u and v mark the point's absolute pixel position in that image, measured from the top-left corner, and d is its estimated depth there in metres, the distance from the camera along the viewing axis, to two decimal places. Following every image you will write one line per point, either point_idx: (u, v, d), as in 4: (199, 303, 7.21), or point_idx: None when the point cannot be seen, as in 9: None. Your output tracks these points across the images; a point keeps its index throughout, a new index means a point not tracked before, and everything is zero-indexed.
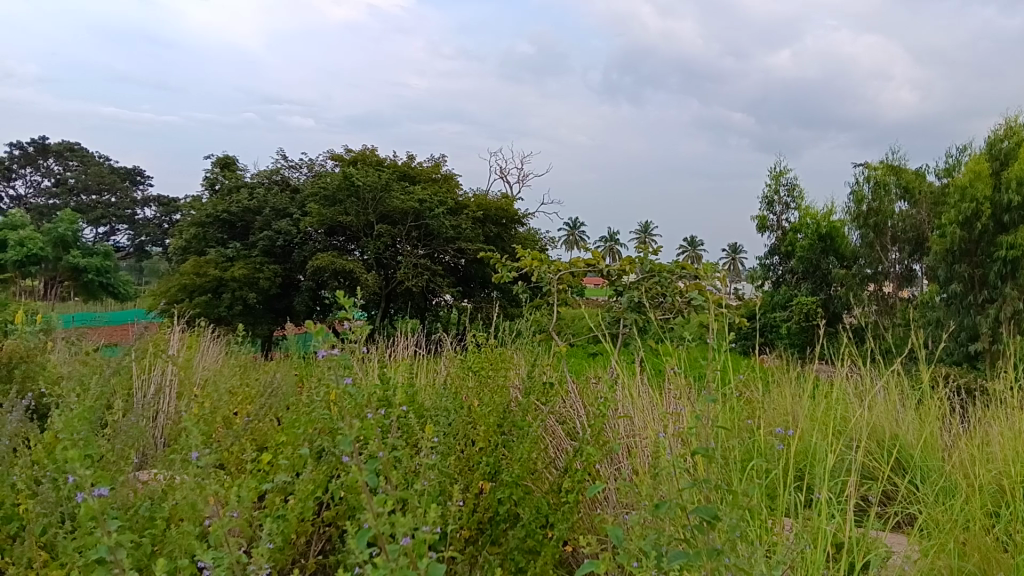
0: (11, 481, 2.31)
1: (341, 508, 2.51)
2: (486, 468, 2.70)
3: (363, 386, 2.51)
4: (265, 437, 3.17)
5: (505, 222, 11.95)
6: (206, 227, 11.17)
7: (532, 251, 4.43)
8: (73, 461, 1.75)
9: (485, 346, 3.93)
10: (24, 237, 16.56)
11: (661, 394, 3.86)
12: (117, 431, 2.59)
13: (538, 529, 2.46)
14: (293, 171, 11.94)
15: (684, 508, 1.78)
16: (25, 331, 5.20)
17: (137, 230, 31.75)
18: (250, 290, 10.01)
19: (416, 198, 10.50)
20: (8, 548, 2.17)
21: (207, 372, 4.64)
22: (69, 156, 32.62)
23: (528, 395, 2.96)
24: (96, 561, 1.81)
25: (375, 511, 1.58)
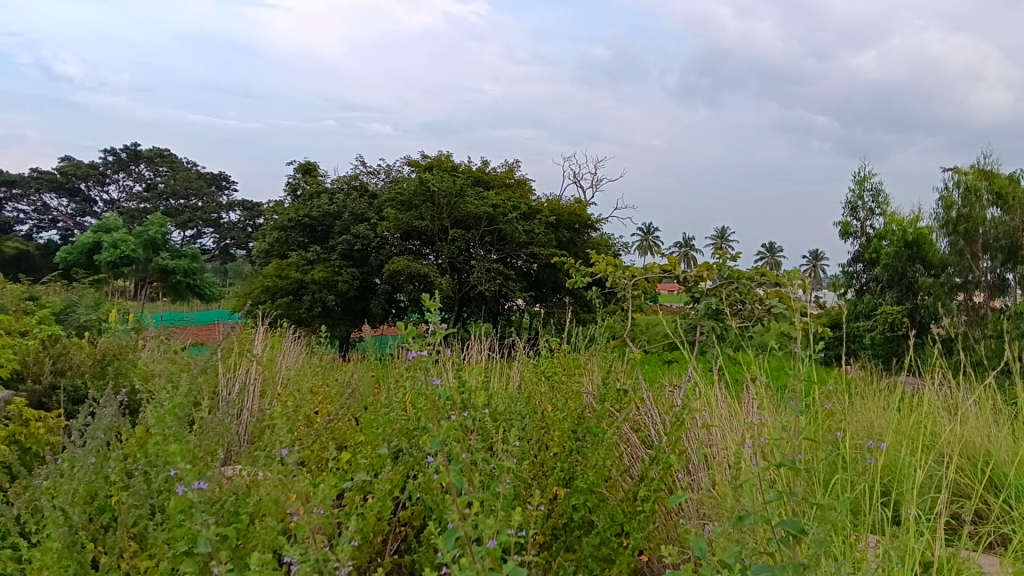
0: (104, 472, 2.41)
1: (417, 508, 2.54)
2: (561, 473, 2.68)
3: (445, 390, 2.55)
4: (345, 437, 3.23)
5: (578, 226, 11.91)
6: (288, 231, 11.45)
7: (606, 256, 4.32)
8: (172, 453, 1.84)
9: (558, 350, 3.92)
10: (117, 239, 17.17)
11: (740, 403, 3.77)
12: (207, 427, 2.68)
13: (613, 536, 2.45)
14: (371, 176, 12.15)
15: (769, 520, 1.74)
16: (118, 329, 5.45)
17: (222, 234, 32.84)
18: (329, 292, 10.21)
19: (490, 203, 10.53)
20: (101, 537, 2.26)
21: (290, 371, 4.75)
22: (160, 161, 33.92)
23: (603, 400, 2.94)
24: (185, 554, 1.87)
25: (462, 509, 1.61)
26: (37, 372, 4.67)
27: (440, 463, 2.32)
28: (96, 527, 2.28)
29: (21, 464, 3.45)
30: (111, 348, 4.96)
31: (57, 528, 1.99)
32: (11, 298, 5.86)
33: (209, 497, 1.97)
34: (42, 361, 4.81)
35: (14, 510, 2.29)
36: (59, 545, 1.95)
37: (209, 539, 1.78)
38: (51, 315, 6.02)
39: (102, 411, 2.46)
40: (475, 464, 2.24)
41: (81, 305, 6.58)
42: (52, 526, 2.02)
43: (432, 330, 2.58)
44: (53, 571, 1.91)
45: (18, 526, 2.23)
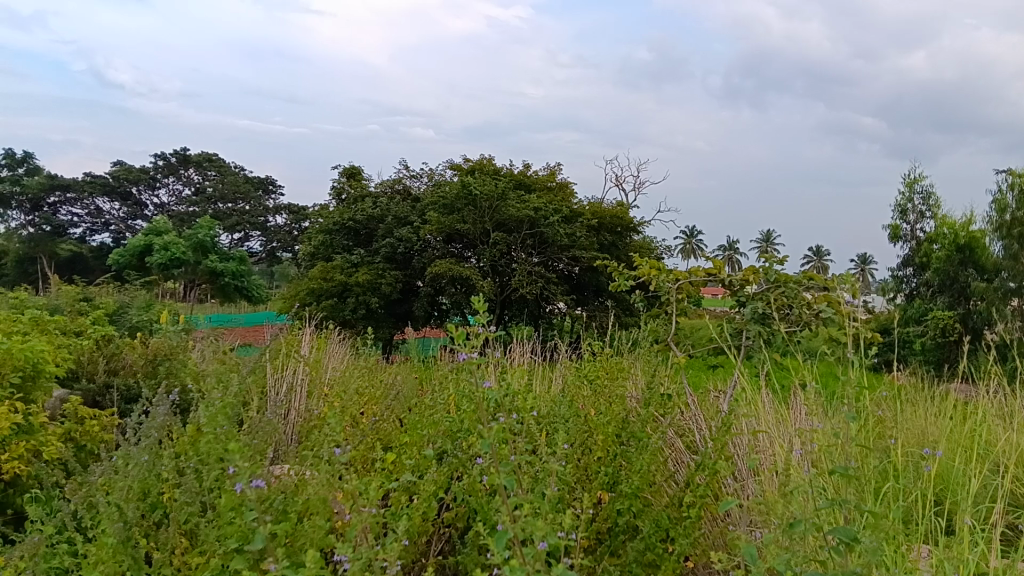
0: (158, 470, 2.47)
1: (462, 510, 2.55)
2: (606, 477, 2.68)
3: (491, 392, 2.56)
4: (390, 438, 3.25)
5: (621, 230, 11.85)
6: (333, 234, 11.55)
7: (650, 259, 4.25)
8: (229, 451, 1.89)
9: (602, 355, 3.90)
10: (167, 242, 17.41)
11: (787, 410, 3.72)
12: (256, 427, 2.72)
13: (658, 542, 2.43)
14: (414, 180, 12.23)
15: (821, 528, 1.72)
16: (169, 330, 5.57)
17: (269, 237, 33.33)
18: (373, 295, 10.30)
19: (531, 206, 10.52)
20: (153, 533, 2.31)
21: (335, 372, 4.80)
22: (208, 165, 34.51)
23: (648, 405, 2.92)
24: (236, 550, 1.91)
25: (513, 510, 1.63)
26: (91, 372, 4.80)
27: (487, 466, 2.33)
28: (149, 524, 2.33)
29: (78, 462, 3.55)
30: (163, 349, 5.07)
31: (112, 524, 2.03)
32: (67, 299, 6.02)
33: (260, 495, 2.01)
34: (96, 360, 4.94)
35: (71, 507, 2.35)
36: (114, 541, 2.00)
37: (262, 536, 1.82)
38: (104, 316, 6.17)
39: (155, 409, 2.52)
40: (523, 466, 2.26)
41: (132, 306, 6.72)
42: (107, 521, 2.07)
43: (478, 333, 2.60)
44: (108, 566, 1.96)
45: (74, 522, 2.29)
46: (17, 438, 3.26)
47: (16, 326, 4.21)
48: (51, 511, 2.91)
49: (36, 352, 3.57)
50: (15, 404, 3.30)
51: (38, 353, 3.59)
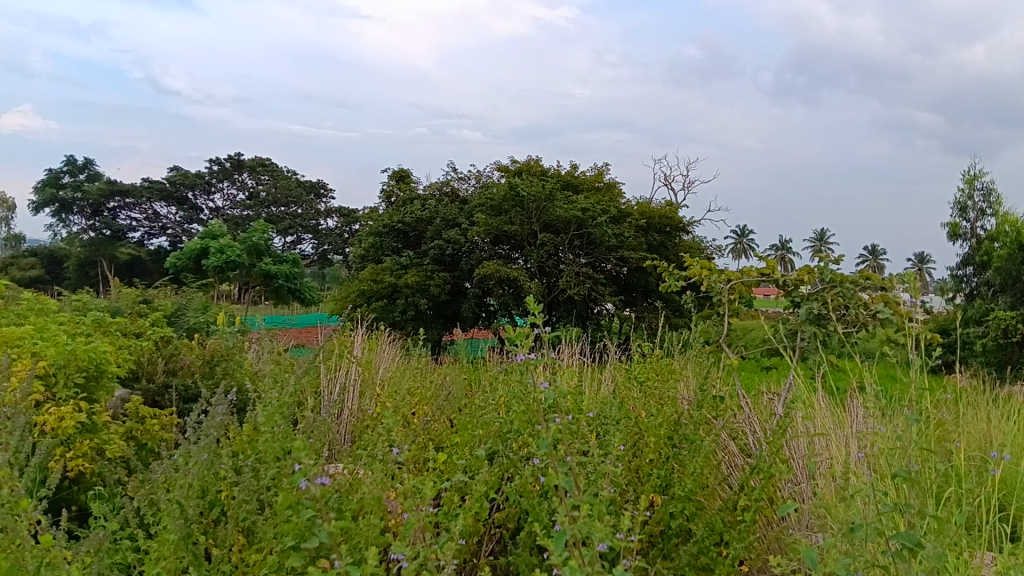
0: (217, 468, 2.52)
1: (513, 511, 2.57)
2: (658, 480, 2.67)
3: (546, 393, 2.57)
4: (442, 437, 3.28)
5: (670, 230, 11.76)
6: (382, 236, 11.66)
7: (701, 259, 4.18)
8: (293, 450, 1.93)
9: (653, 356, 3.88)
10: (223, 246, 17.44)
11: (844, 413, 3.65)
12: (312, 426, 2.77)
13: (712, 546, 2.41)
14: (461, 182, 12.30)
15: (882, 533, 1.69)
16: (225, 332, 5.69)
17: (320, 240, 33.75)
18: (422, 296, 10.38)
19: (579, 207, 10.49)
20: (213, 530, 2.37)
21: (387, 372, 4.85)
22: (261, 170, 35.11)
23: (700, 408, 2.90)
24: (294, 548, 1.95)
25: (570, 511, 1.64)
26: (151, 372, 4.93)
27: (540, 468, 2.34)
28: (208, 520, 2.39)
29: (140, 459, 3.66)
30: (219, 350, 5.19)
31: (173, 521, 2.08)
32: (128, 301, 6.20)
33: (319, 492, 2.05)
34: (156, 361, 5.06)
35: (135, 503, 2.42)
36: (175, 537, 2.05)
37: (320, 533, 1.85)
38: (163, 318, 6.33)
39: (215, 408, 2.58)
40: (578, 468, 2.26)
41: (190, 307, 6.88)
42: (169, 518, 2.12)
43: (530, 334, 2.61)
44: (170, 562, 2.01)
45: (137, 517, 2.36)
46: (82, 436, 3.37)
47: (80, 328, 4.35)
48: (114, 508, 3.00)
49: (99, 353, 3.69)
50: (79, 403, 3.41)
51: (100, 354, 3.70)
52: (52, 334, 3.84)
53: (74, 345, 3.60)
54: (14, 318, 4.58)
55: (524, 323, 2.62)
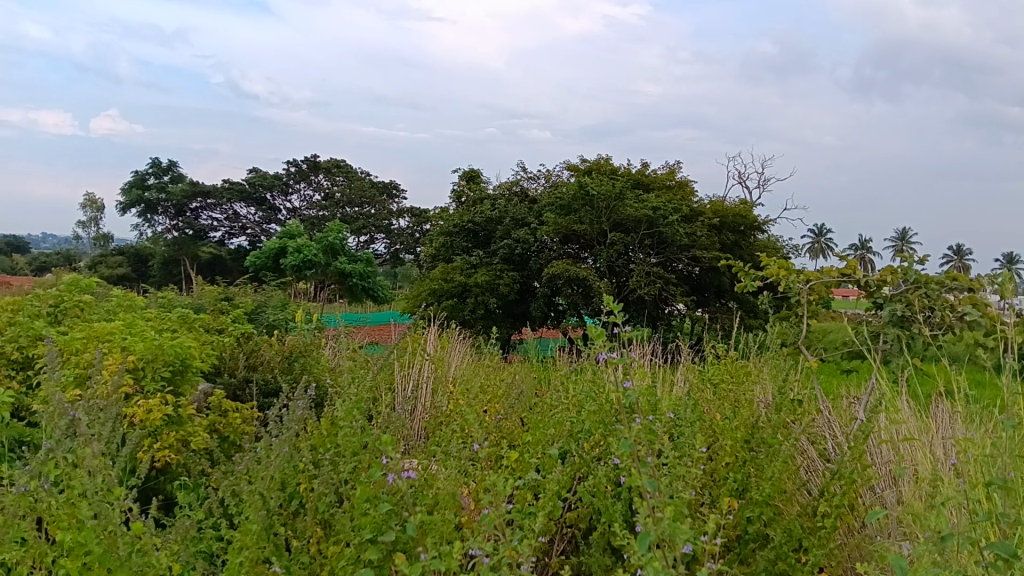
0: (297, 462, 2.59)
1: (586, 511, 2.57)
2: (734, 484, 2.64)
3: (627, 394, 2.56)
4: (514, 435, 3.29)
5: (744, 229, 11.55)
6: (453, 236, 11.78)
7: (779, 259, 4.05)
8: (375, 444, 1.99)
9: (727, 358, 3.81)
10: (300, 245, 18.03)
11: (930, 419, 3.53)
12: (388, 422, 2.82)
13: (790, 551, 2.39)
14: (531, 182, 12.32)
15: (977, 544, 1.63)
16: (303, 328, 5.84)
17: (392, 239, 34.24)
18: (491, 295, 10.42)
19: (650, 205, 10.36)
20: (292, 521, 2.43)
21: (459, 370, 4.88)
22: (336, 171, 35.85)
23: (779, 411, 2.85)
24: (371, 542, 1.98)
25: (652, 511, 1.64)
26: (232, 367, 5.07)
27: (618, 469, 2.34)
28: (288, 512, 2.46)
29: (222, 452, 3.77)
30: (297, 346, 5.34)
31: (255, 512, 2.14)
32: (210, 298, 6.41)
33: (400, 487, 2.09)
34: (237, 356, 5.21)
35: (218, 494, 2.49)
36: (257, 528, 2.10)
37: (399, 529, 1.89)
38: (244, 315, 6.52)
39: (295, 403, 2.64)
40: (657, 469, 2.26)
41: (269, 304, 7.05)
42: (251, 509, 2.18)
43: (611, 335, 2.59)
44: (252, 552, 2.06)
45: (220, 508, 2.43)
46: (168, 428, 3.50)
47: (166, 324, 4.52)
48: (199, 498, 3.10)
49: (183, 348, 3.82)
50: (165, 396, 3.54)
51: (184, 349, 3.84)
52: (139, 329, 4.00)
53: (161, 340, 3.76)
54: (105, 313, 4.77)
55: (600, 321, 2.55)
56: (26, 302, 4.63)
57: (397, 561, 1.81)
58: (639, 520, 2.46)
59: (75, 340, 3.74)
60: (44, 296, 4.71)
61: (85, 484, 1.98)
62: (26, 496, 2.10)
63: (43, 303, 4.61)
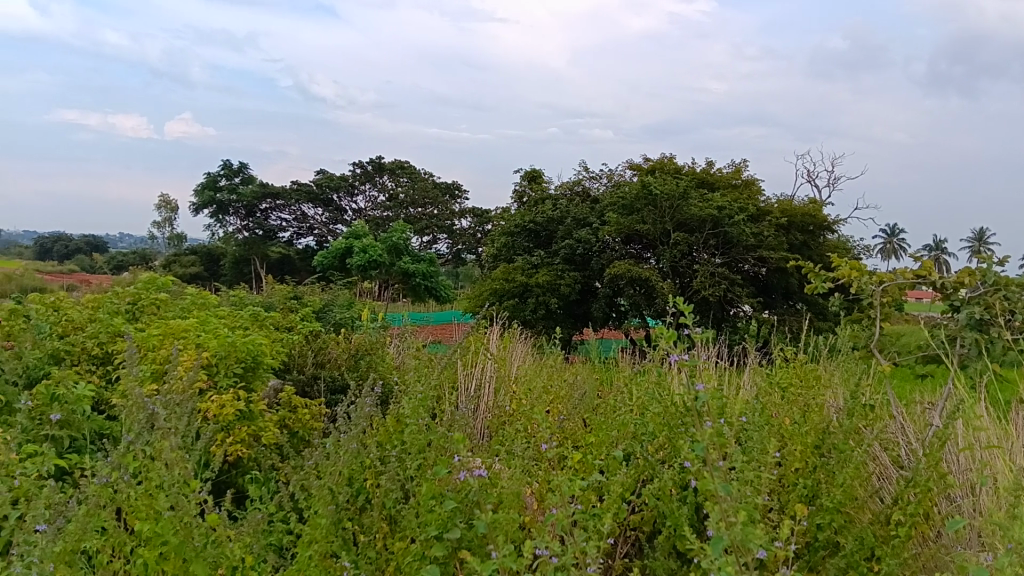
0: (365, 458, 2.65)
1: (651, 513, 2.56)
2: (804, 490, 2.60)
3: (698, 397, 2.54)
4: (576, 436, 3.28)
5: (813, 228, 11.30)
6: (514, 236, 11.82)
7: (850, 259, 3.93)
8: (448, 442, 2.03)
9: (795, 361, 3.74)
10: (365, 245, 18.30)
11: (1011, 427, 3.40)
12: (453, 422, 2.85)
13: (862, 560, 2.34)
14: (593, 181, 12.27)
15: None
16: (369, 327, 5.92)
17: (455, 239, 34.52)
18: (552, 295, 10.41)
19: (715, 205, 10.21)
20: (360, 517, 2.48)
21: (521, 369, 4.89)
22: (400, 172, 36.28)
23: (851, 416, 2.79)
24: (439, 539, 2.01)
25: (723, 518, 1.64)
26: (301, 364, 5.20)
27: (687, 473, 2.32)
28: (355, 508, 2.52)
29: (291, 446, 3.87)
30: (363, 344, 5.44)
31: (325, 507, 2.19)
32: (280, 297, 6.57)
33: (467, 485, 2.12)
34: (306, 353, 5.33)
35: (288, 488, 2.56)
36: (326, 522, 2.15)
37: (468, 526, 1.91)
38: (312, 313, 6.65)
39: (362, 401, 2.69)
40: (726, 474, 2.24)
41: (336, 303, 7.18)
42: (321, 503, 2.24)
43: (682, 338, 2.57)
44: (321, 546, 2.11)
45: (291, 502, 2.50)
46: (240, 423, 3.59)
47: (238, 322, 4.64)
48: (270, 492, 3.19)
49: (254, 345, 3.94)
50: (238, 392, 3.65)
51: (256, 346, 3.96)
52: (212, 326, 4.12)
53: (234, 338, 3.87)
54: (180, 310, 4.92)
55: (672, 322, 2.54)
56: (106, 299, 4.82)
57: (467, 558, 1.83)
58: (708, 523, 2.44)
59: (152, 337, 3.86)
60: (123, 294, 4.88)
61: (164, 476, 2.06)
62: (108, 486, 2.19)
63: (121, 300, 4.78)
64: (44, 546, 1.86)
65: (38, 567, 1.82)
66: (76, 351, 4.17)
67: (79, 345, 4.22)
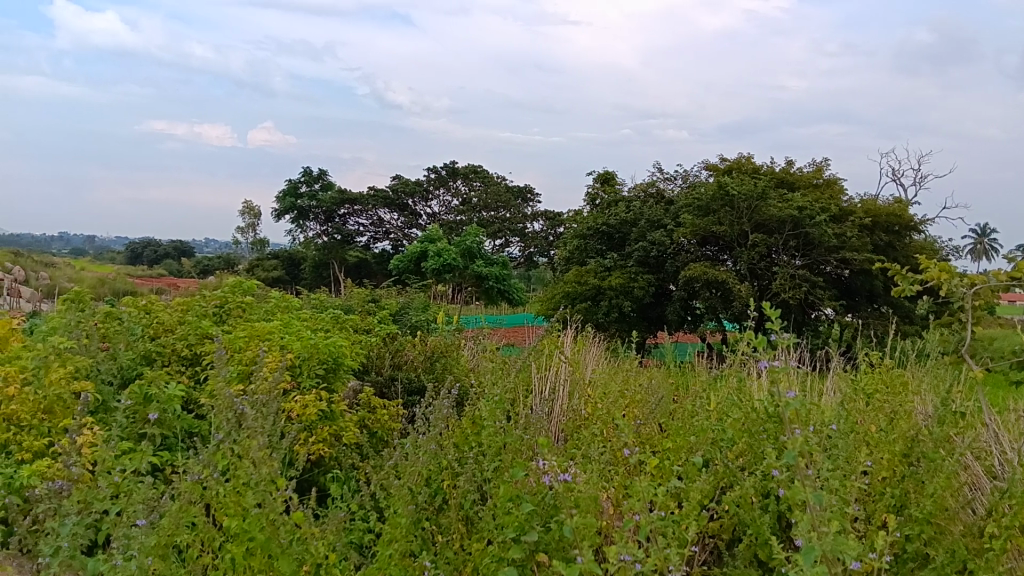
0: (443, 458, 2.69)
1: (730, 521, 2.52)
2: (892, 499, 2.53)
3: (786, 403, 2.50)
4: (653, 440, 3.26)
5: (898, 229, 10.94)
6: (587, 239, 11.80)
7: (940, 261, 3.72)
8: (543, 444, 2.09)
9: (881, 367, 3.63)
10: (439, 248, 18.48)
11: None
12: (529, 425, 2.87)
13: (954, 572, 2.26)
14: (668, 183, 12.13)
15: None
16: (445, 330, 6.01)
17: (528, 243, 34.66)
18: (626, 298, 10.34)
19: (795, 205, 9.98)
20: (439, 517, 2.51)
21: (596, 372, 4.87)
22: (473, 176, 36.58)
23: (942, 424, 2.70)
24: (515, 542, 2.03)
25: (813, 527, 1.61)
26: (379, 366, 5.30)
27: (772, 480, 2.28)
28: (433, 507, 2.56)
29: (371, 446, 3.96)
30: (438, 347, 5.51)
31: (404, 506, 2.23)
32: (358, 300, 6.70)
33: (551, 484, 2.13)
34: (384, 355, 5.43)
35: (368, 488, 2.61)
36: (406, 521, 2.19)
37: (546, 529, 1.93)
38: (388, 316, 6.77)
39: (440, 402, 2.73)
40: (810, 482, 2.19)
41: (412, 305, 7.28)
42: (400, 503, 2.28)
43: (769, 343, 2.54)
44: (401, 545, 2.14)
45: (371, 502, 2.56)
46: (322, 423, 3.70)
47: (320, 324, 4.76)
48: (351, 490, 3.28)
49: (335, 346, 4.05)
50: (320, 392, 3.75)
51: (337, 347, 4.06)
52: (295, 329, 4.22)
53: (316, 340, 3.98)
54: (264, 313, 5.07)
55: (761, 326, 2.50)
56: (195, 302, 4.99)
57: (550, 560, 1.84)
58: (793, 532, 2.39)
59: (238, 338, 3.97)
60: (211, 297, 5.05)
61: (252, 474, 2.13)
62: (199, 483, 2.27)
63: (209, 303, 4.95)
64: (142, 540, 1.95)
65: (137, 560, 1.90)
66: (166, 352, 4.35)
67: (169, 347, 4.40)
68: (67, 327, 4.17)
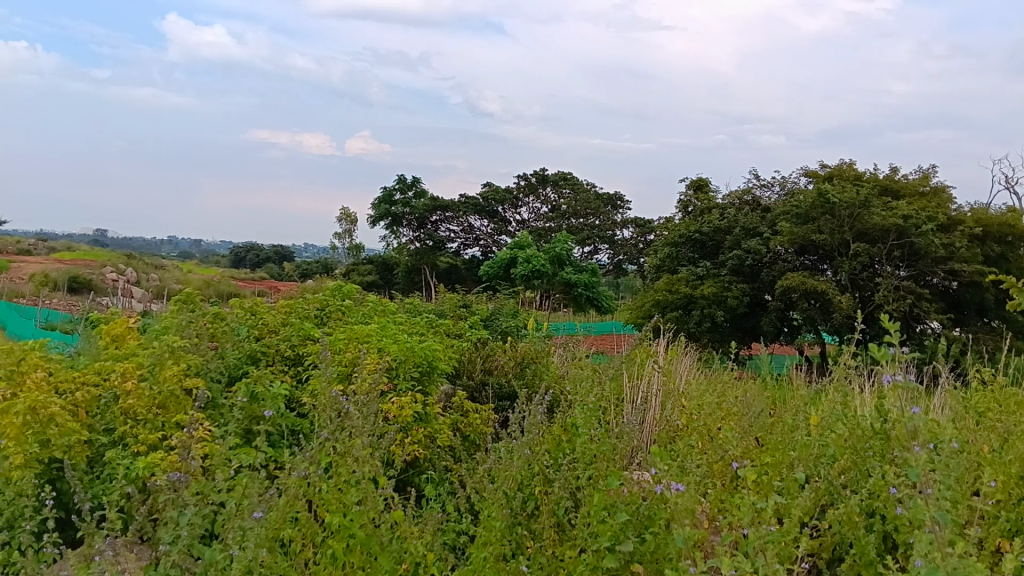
0: (539, 464, 2.72)
1: (831, 539, 2.46)
2: (1007, 524, 2.44)
3: (897, 420, 2.43)
4: (750, 453, 3.21)
5: (1011, 239, 10.39)
6: (679, 247, 11.66)
7: None
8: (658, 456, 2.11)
9: (997, 384, 3.47)
10: (529, 255, 18.52)
11: None
12: (625, 434, 2.87)
13: None
14: (764, 190, 11.84)
15: None
16: (535, 337, 6.03)
17: (616, 250, 34.45)
18: (719, 308, 10.16)
19: (900, 214, 9.60)
20: (532, 523, 2.54)
21: (689, 383, 4.81)
22: (563, 183, 36.61)
23: None
24: (612, 551, 2.05)
25: (932, 551, 1.57)
26: (470, 370, 5.39)
27: (895, 500, 2.21)
28: (525, 512, 2.60)
29: (464, 449, 4.04)
30: (529, 353, 5.54)
31: (500, 510, 2.27)
32: (450, 305, 6.81)
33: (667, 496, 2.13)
34: (475, 360, 5.51)
35: (462, 491, 2.66)
36: (501, 525, 2.23)
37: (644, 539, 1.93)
38: (479, 321, 6.85)
39: (535, 409, 2.75)
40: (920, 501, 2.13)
41: (502, 311, 7.32)
42: (496, 507, 2.31)
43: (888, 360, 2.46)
44: (495, 548, 2.18)
45: (466, 505, 2.61)
46: (417, 425, 3.79)
47: (415, 328, 4.88)
48: (445, 492, 3.35)
49: (430, 350, 4.14)
50: (416, 394, 3.83)
51: (431, 351, 4.15)
52: (392, 332, 4.32)
53: (413, 343, 4.08)
54: (362, 317, 5.21)
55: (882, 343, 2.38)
56: (297, 304, 5.18)
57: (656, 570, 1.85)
58: (901, 554, 2.32)
59: (339, 340, 4.08)
60: (312, 300, 5.24)
61: (358, 472, 2.22)
62: (303, 479, 2.36)
63: (311, 305, 5.14)
64: (256, 531, 2.05)
65: (252, 551, 2.00)
66: (271, 352, 4.54)
67: (274, 347, 4.60)
68: (180, 327, 4.37)
